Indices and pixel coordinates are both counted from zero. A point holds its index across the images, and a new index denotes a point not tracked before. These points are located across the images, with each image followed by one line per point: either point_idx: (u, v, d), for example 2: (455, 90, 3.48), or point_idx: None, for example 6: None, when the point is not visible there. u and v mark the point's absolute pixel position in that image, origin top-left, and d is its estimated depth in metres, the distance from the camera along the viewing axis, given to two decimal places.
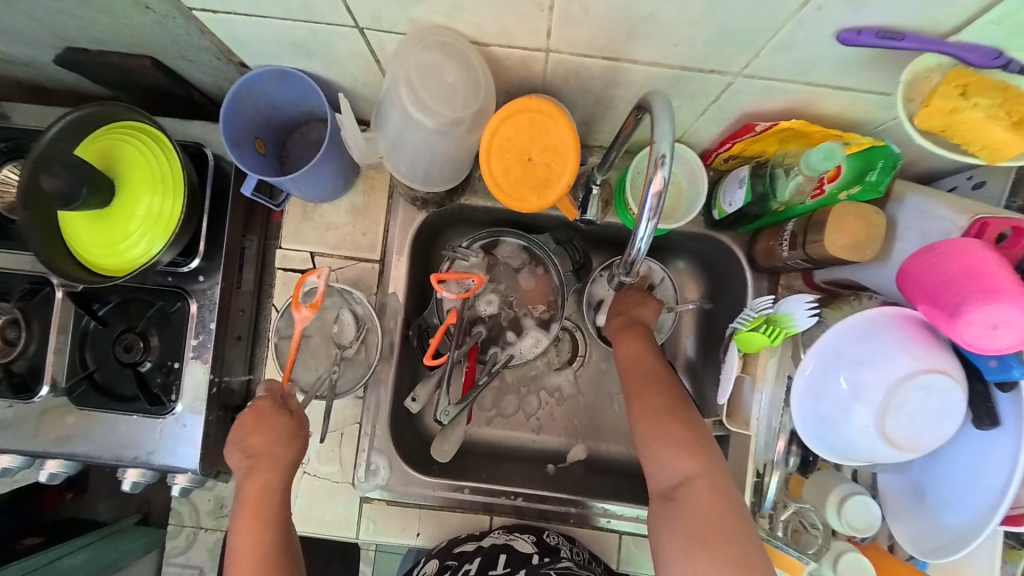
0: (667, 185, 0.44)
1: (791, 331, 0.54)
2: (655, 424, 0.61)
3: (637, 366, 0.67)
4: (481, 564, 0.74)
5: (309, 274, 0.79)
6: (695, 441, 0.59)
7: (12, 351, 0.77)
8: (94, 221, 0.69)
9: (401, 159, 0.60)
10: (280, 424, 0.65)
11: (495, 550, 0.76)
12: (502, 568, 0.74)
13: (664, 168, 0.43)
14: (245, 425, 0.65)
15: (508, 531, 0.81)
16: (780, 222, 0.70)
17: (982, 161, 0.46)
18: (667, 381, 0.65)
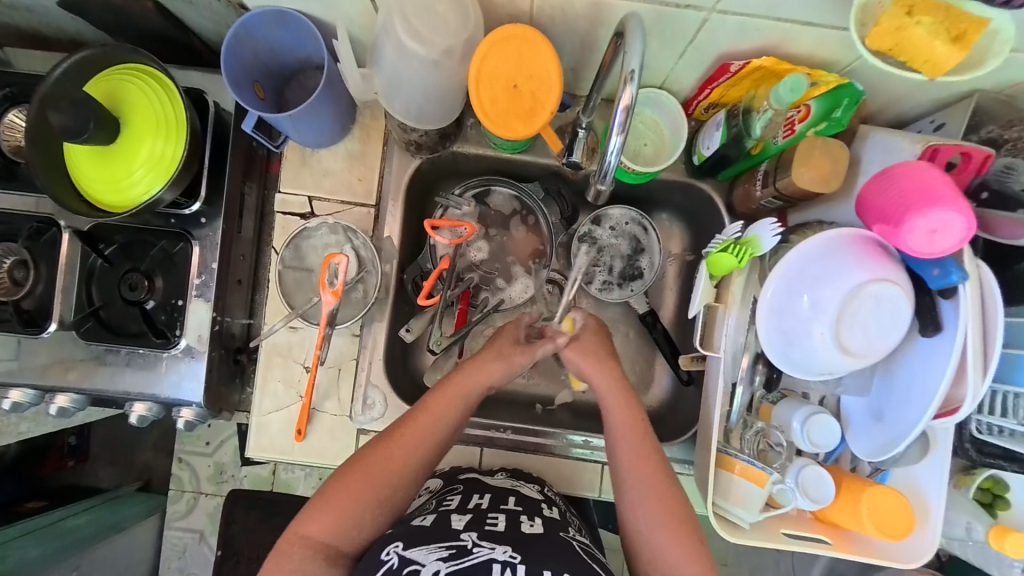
0: (635, 99, 0.48)
1: (756, 251, 0.59)
2: (652, 496, 0.65)
3: (643, 458, 0.67)
4: (491, 500, 0.71)
5: (307, 218, 0.83)
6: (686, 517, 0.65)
7: (20, 290, 0.79)
8: (98, 160, 0.73)
9: (395, 96, 0.63)
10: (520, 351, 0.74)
11: (505, 493, 0.74)
12: (515, 506, 0.70)
13: (632, 84, 0.47)
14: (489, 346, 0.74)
15: (514, 479, 0.79)
16: (754, 165, 0.73)
17: (925, 77, 0.50)
18: (672, 480, 0.67)
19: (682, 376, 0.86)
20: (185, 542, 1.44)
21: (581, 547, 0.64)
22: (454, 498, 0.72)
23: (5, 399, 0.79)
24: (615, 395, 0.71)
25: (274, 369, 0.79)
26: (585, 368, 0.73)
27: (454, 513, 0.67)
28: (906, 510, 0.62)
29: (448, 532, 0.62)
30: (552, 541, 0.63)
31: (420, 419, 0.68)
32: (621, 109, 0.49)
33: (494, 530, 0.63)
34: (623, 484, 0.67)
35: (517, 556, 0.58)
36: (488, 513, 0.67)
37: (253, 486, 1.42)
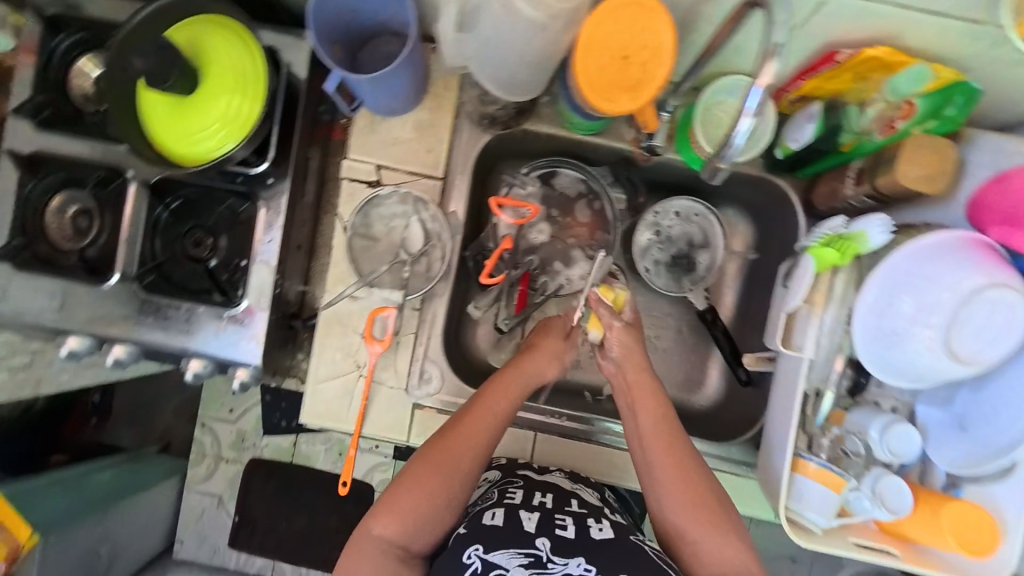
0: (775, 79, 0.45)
1: (864, 247, 0.56)
2: (669, 458, 0.66)
3: (669, 449, 0.67)
4: (555, 499, 0.70)
5: (373, 186, 0.81)
6: (698, 474, 0.66)
7: (84, 238, 0.80)
8: (170, 110, 0.72)
9: (488, 62, 0.62)
10: (562, 346, 0.75)
11: (568, 491, 0.72)
12: (579, 509, 0.69)
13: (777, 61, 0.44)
14: (541, 343, 0.75)
15: (572, 480, 0.76)
16: (842, 163, 0.71)
17: None
18: (703, 469, 0.67)
19: (740, 376, 0.84)
20: (202, 506, 1.44)
21: (655, 553, 0.65)
22: (517, 491, 0.70)
23: (63, 346, 0.79)
24: (637, 387, 0.70)
25: (332, 332, 0.78)
26: (626, 361, 0.72)
27: (522, 510, 0.67)
28: (989, 522, 0.61)
29: (522, 535, 0.63)
30: (625, 551, 0.63)
31: (474, 417, 0.68)
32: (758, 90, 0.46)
33: (565, 535, 0.64)
34: (651, 475, 0.67)
35: (592, 569, 0.60)
36: (556, 515, 0.67)
37: (272, 455, 1.44)
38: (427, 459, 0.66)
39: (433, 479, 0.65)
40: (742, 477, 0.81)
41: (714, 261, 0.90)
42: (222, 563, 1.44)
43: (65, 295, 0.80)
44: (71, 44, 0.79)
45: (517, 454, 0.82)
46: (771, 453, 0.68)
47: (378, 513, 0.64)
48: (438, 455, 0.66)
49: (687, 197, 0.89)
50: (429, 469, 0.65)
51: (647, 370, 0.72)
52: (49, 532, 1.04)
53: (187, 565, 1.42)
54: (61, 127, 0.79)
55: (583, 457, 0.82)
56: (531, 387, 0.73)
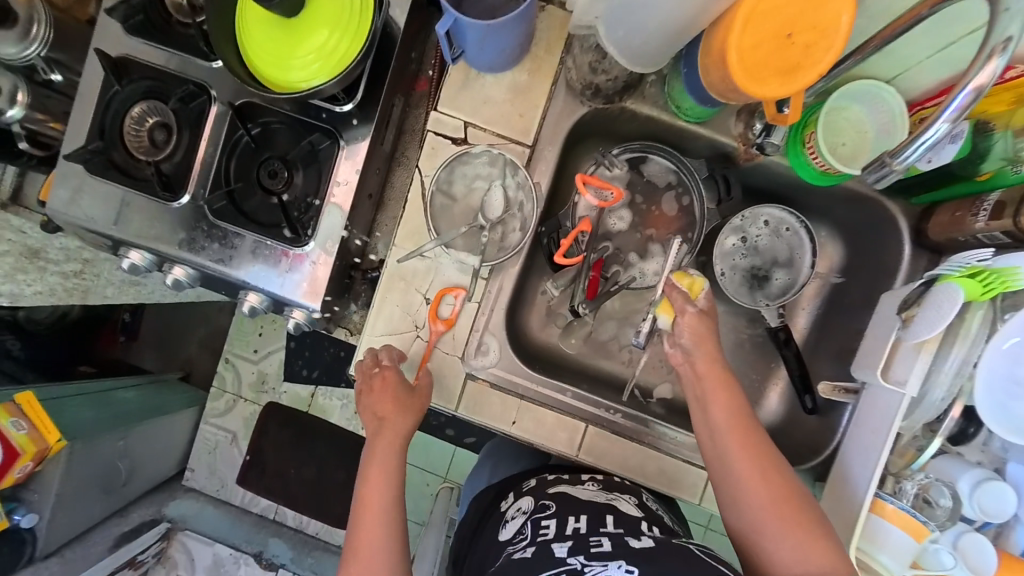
0: (992, 81, 0.44)
1: (1016, 284, 0.50)
2: (744, 446, 0.63)
3: (747, 443, 0.63)
4: (589, 522, 0.66)
5: (458, 144, 0.77)
6: (777, 465, 0.62)
7: (160, 152, 0.78)
8: (270, 32, 0.69)
9: (621, 24, 0.58)
10: (404, 397, 0.71)
11: (602, 509, 0.68)
12: (616, 529, 0.65)
13: (998, 60, 0.43)
14: (376, 388, 0.71)
15: (605, 491, 0.74)
16: (974, 193, 0.66)
17: None
18: (783, 467, 0.62)
19: (806, 403, 0.81)
20: (216, 440, 1.46)
21: (701, 550, 0.60)
22: (549, 525, 0.67)
23: (125, 259, 0.79)
24: (712, 375, 0.66)
25: (396, 287, 0.76)
26: (699, 348, 0.68)
27: (555, 542, 0.64)
28: None
29: (552, 563, 0.61)
30: (667, 551, 0.59)
31: (376, 494, 0.68)
32: (967, 90, 0.44)
33: (603, 552, 0.60)
34: (726, 467, 0.63)
35: (634, 570, 0.57)
36: (590, 537, 0.63)
37: (289, 402, 1.45)
38: (355, 554, 0.65)
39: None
40: None
41: (800, 279, 0.84)
42: (227, 498, 1.45)
43: (122, 202, 0.77)
44: None
45: (564, 443, 0.78)
46: (842, 488, 0.65)
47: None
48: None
49: (782, 207, 0.84)
50: (361, 564, 0.64)
51: (719, 356, 0.67)
52: (75, 438, 1.04)
53: (194, 494, 1.44)
54: (151, 35, 0.76)
55: (630, 458, 0.79)
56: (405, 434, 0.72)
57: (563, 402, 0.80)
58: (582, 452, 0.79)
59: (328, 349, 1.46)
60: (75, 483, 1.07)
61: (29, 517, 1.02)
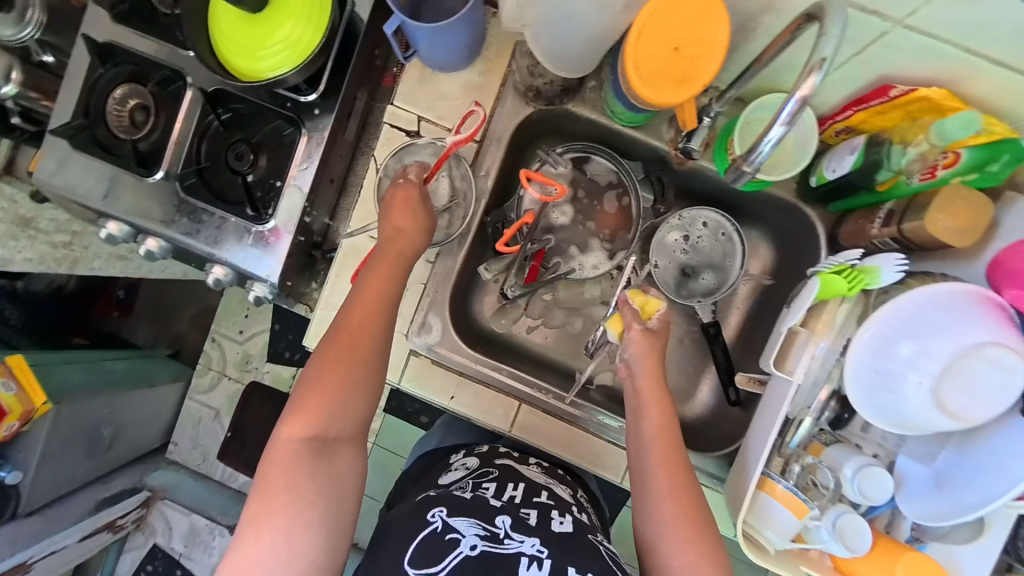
0: (815, 93, 0.43)
1: (872, 283, 0.57)
2: (670, 464, 0.66)
3: (670, 460, 0.67)
4: (524, 491, 0.71)
5: (412, 136, 0.84)
6: (691, 487, 0.66)
7: (138, 132, 0.85)
8: (241, 24, 0.76)
9: (544, 32, 0.64)
10: (423, 213, 0.74)
11: (538, 486, 0.73)
12: (547, 501, 0.71)
13: (819, 73, 0.42)
14: (394, 203, 0.73)
15: (545, 475, 0.79)
16: (876, 203, 0.70)
17: None
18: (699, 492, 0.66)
19: (729, 395, 0.85)
20: (201, 415, 1.53)
21: (609, 554, 0.65)
22: (488, 486, 0.71)
23: (102, 229, 0.85)
24: (652, 396, 0.70)
25: (348, 266, 0.82)
26: (642, 364, 0.71)
27: (491, 498, 0.68)
28: None
29: (485, 511, 0.65)
30: (581, 544, 0.64)
31: (363, 308, 0.67)
32: (795, 98, 0.44)
33: (527, 523, 0.65)
34: (645, 475, 0.67)
35: (544, 551, 0.61)
36: (521, 507, 0.67)
37: (273, 382, 1.52)
38: (347, 322, 0.67)
39: (342, 362, 0.64)
40: (710, 489, 0.81)
41: (729, 278, 0.90)
42: (207, 472, 1.52)
43: (108, 184, 0.83)
44: None
45: (499, 418, 0.84)
46: (744, 467, 0.69)
47: (290, 419, 0.63)
48: (335, 352, 0.65)
49: (716, 208, 0.90)
50: (349, 333, 0.66)
51: (660, 379, 0.71)
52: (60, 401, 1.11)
53: (176, 467, 1.51)
54: (136, 22, 0.83)
55: (557, 434, 0.85)
56: (411, 258, 0.72)
57: (498, 381, 0.85)
58: (514, 427, 0.84)
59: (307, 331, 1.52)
60: (60, 443, 1.15)
61: (14, 474, 1.08)
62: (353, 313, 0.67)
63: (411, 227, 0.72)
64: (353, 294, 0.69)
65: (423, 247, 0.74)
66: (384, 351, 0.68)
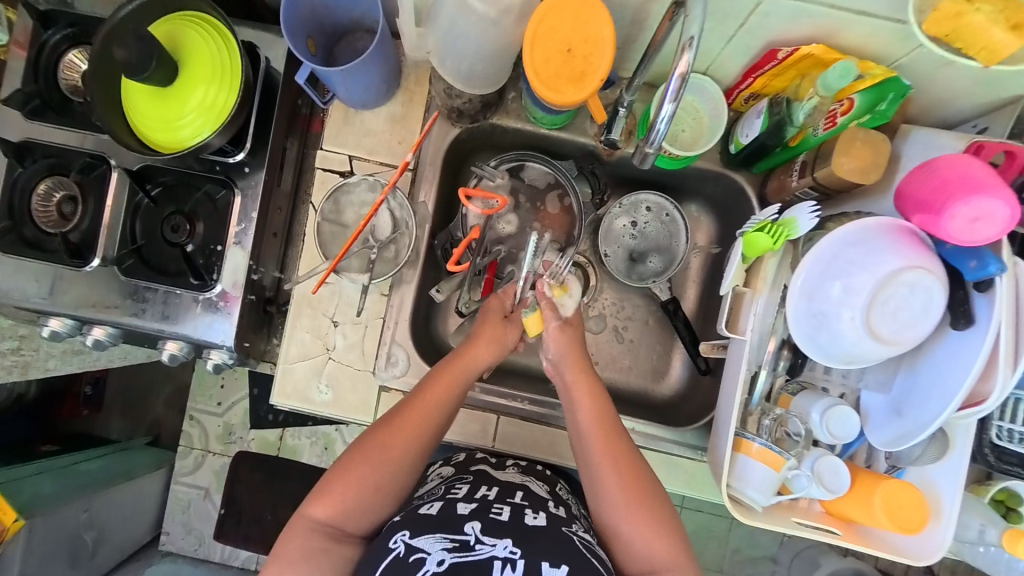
0: (692, 71, 0.45)
1: (793, 233, 0.59)
2: (606, 430, 0.71)
3: (609, 447, 0.70)
4: (499, 492, 0.72)
5: (346, 176, 0.84)
6: (626, 450, 0.70)
7: (69, 223, 0.83)
8: (152, 97, 0.75)
9: (447, 55, 0.66)
10: (511, 333, 0.81)
11: (513, 486, 0.75)
12: (521, 500, 0.72)
13: (691, 51, 0.45)
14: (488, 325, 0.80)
15: (523, 474, 0.79)
16: (791, 158, 0.74)
17: (979, 64, 0.51)
18: (641, 467, 0.70)
19: (699, 364, 0.88)
20: (189, 497, 1.47)
21: (582, 543, 0.66)
22: (461, 487, 0.73)
23: (45, 326, 0.83)
24: (581, 369, 0.75)
25: (303, 313, 0.83)
26: (557, 350, 0.77)
27: (461, 501, 0.69)
28: (920, 505, 0.63)
29: (454, 522, 0.65)
30: (551, 537, 0.65)
31: (414, 419, 0.70)
32: (677, 77, 0.46)
33: (499, 521, 0.66)
34: (593, 470, 0.70)
35: (518, 552, 0.61)
36: (493, 504, 0.69)
37: (258, 448, 1.47)
38: (402, 420, 0.71)
39: (382, 461, 0.68)
40: (696, 460, 0.84)
41: (676, 254, 0.93)
42: (206, 555, 1.46)
43: (50, 284, 0.83)
44: (61, 38, 0.83)
45: (479, 436, 0.84)
46: (719, 433, 0.71)
47: (318, 496, 0.66)
48: (378, 446, 0.69)
49: (652, 191, 0.93)
50: (400, 430, 0.70)
51: (582, 355, 0.77)
52: (34, 513, 1.08)
53: (172, 557, 1.44)
54: (52, 116, 0.84)
55: (539, 440, 0.85)
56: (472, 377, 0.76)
57: (472, 398, 0.86)
58: (496, 442, 0.85)
59: None
60: (39, 558, 1.09)
61: None
62: (404, 420, 0.71)
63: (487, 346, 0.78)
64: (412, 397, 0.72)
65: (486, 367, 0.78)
66: (415, 469, 0.70)
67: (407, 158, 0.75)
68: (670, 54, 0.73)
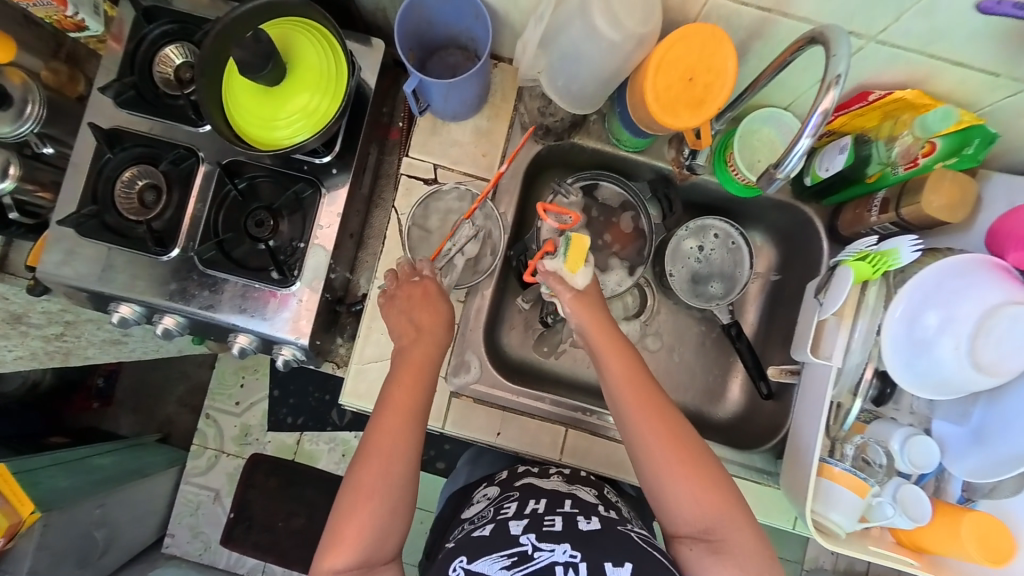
0: (834, 107, 0.48)
1: (895, 263, 0.61)
2: (642, 395, 0.70)
3: (645, 405, 0.69)
4: (547, 504, 0.71)
5: (430, 183, 0.86)
6: (669, 418, 0.69)
7: (150, 212, 0.83)
8: (255, 96, 0.77)
9: (558, 75, 0.69)
10: (438, 308, 0.76)
11: (561, 495, 0.74)
12: (571, 509, 0.71)
13: (836, 87, 0.48)
14: (414, 300, 0.76)
15: (568, 483, 0.78)
16: (870, 193, 0.77)
17: None
18: (678, 422, 0.69)
19: (761, 388, 0.89)
20: (199, 499, 1.43)
21: (641, 538, 0.67)
22: (510, 505, 0.73)
23: (115, 312, 0.84)
24: (604, 344, 0.73)
25: (379, 315, 0.83)
26: (581, 317, 0.75)
27: (512, 519, 0.69)
28: (1000, 531, 0.66)
29: (508, 538, 0.65)
30: (608, 538, 0.65)
31: (398, 421, 0.69)
32: (817, 112, 0.50)
33: (553, 530, 0.65)
34: (629, 425, 0.69)
35: (577, 555, 0.62)
36: (545, 516, 0.68)
37: (276, 451, 1.44)
38: (385, 432, 0.68)
39: (382, 483, 0.66)
40: (762, 485, 0.84)
41: (740, 279, 0.95)
42: (212, 561, 1.41)
43: (104, 267, 0.83)
44: (160, 33, 0.86)
45: (548, 447, 0.84)
46: (797, 457, 0.72)
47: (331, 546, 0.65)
48: (375, 471, 0.66)
49: (722, 217, 0.95)
50: (386, 445, 0.67)
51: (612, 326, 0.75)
52: (50, 509, 1.04)
53: (175, 562, 1.38)
54: (139, 106, 0.85)
55: (607, 454, 0.85)
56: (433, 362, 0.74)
57: (542, 409, 0.85)
58: (565, 454, 0.84)
59: (311, 393, 1.47)
60: (50, 556, 1.04)
61: None
62: (386, 425, 0.68)
63: (432, 323, 0.75)
64: (387, 390, 0.71)
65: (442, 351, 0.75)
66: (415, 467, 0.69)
67: (501, 170, 0.77)
68: (772, 89, 0.77)
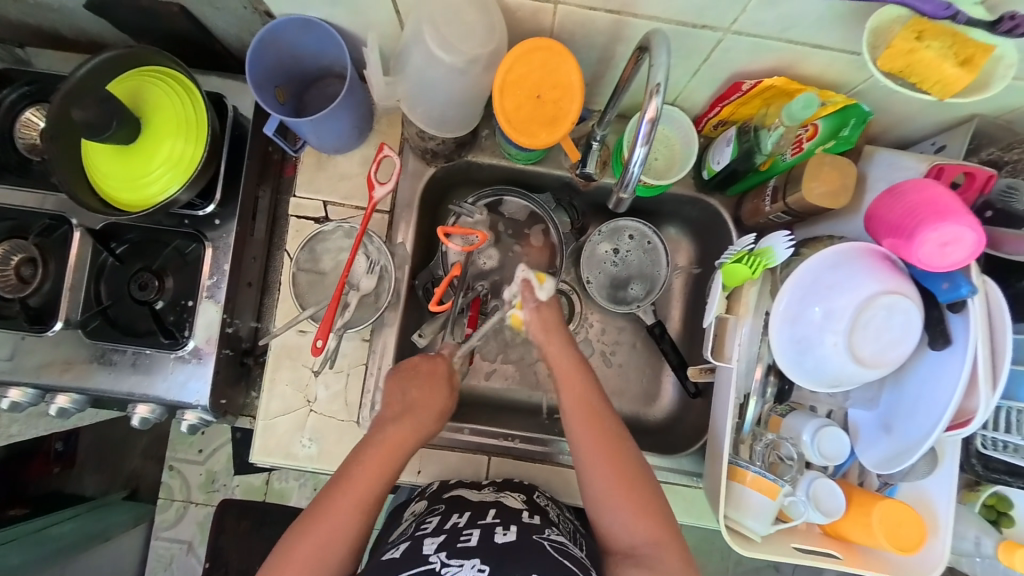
0: (659, 114, 0.49)
1: (771, 262, 0.61)
2: (597, 430, 0.67)
3: (600, 440, 0.67)
4: (469, 516, 0.68)
5: (322, 222, 0.83)
6: (619, 441, 0.67)
7: (27, 287, 0.77)
8: (115, 154, 0.72)
9: (418, 103, 0.65)
10: (440, 397, 0.73)
11: (486, 505, 0.71)
12: (493, 518, 0.68)
13: (657, 97, 0.48)
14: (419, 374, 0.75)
15: (497, 490, 0.76)
16: (764, 180, 0.75)
17: (935, 95, 0.54)
18: (625, 450, 0.67)
19: (688, 389, 0.87)
20: (172, 553, 1.37)
21: (555, 546, 0.64)
22: (432, 520, 0.69)
23: (3, 398, 0.78)
24: (565, 379, 0.71)
25: (285, 364, 0.80)
26: (547, 348, 0.72)
27: (428, 537, 0.65)
28: (914, 518, 0.64)
29: (419, 557, 0.61)
30: (523, 549, 0.62)
31: (361, 483, 0.66)
32: (646, 120, 0.50)
33: (467, 547, 0.62)
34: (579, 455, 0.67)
35: (485, 568, 0.59)
36: (463, 530, 0.65)
37: (244, 494, 1.36)
38: (340, 492, 0.65)
39: (327, 543, 0.63)
40: (693, 487, 0.83)
41: (657, 277, 0.93)
42: None
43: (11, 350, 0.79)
44: (18, 96, 0.79)
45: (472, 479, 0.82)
46: (713, 458, 0.70)
47: None
48: (323, 528, 0.63)
49: (632, 218, 0.93)
50: (339, 504, 0.64)
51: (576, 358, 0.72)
52: None
53: None
54: (7, 177, 0.81)
55: (536, 474, 0.83)
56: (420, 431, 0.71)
57: (460, 440, 0.84)
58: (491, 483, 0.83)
59: None
60: None
61: None
62: (344, 485, 0.66)
63: (430, 400, 0.73)
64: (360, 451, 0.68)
65: (430, 429, 0.73)
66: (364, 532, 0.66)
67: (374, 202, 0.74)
68: (643, 87, 0.75)
